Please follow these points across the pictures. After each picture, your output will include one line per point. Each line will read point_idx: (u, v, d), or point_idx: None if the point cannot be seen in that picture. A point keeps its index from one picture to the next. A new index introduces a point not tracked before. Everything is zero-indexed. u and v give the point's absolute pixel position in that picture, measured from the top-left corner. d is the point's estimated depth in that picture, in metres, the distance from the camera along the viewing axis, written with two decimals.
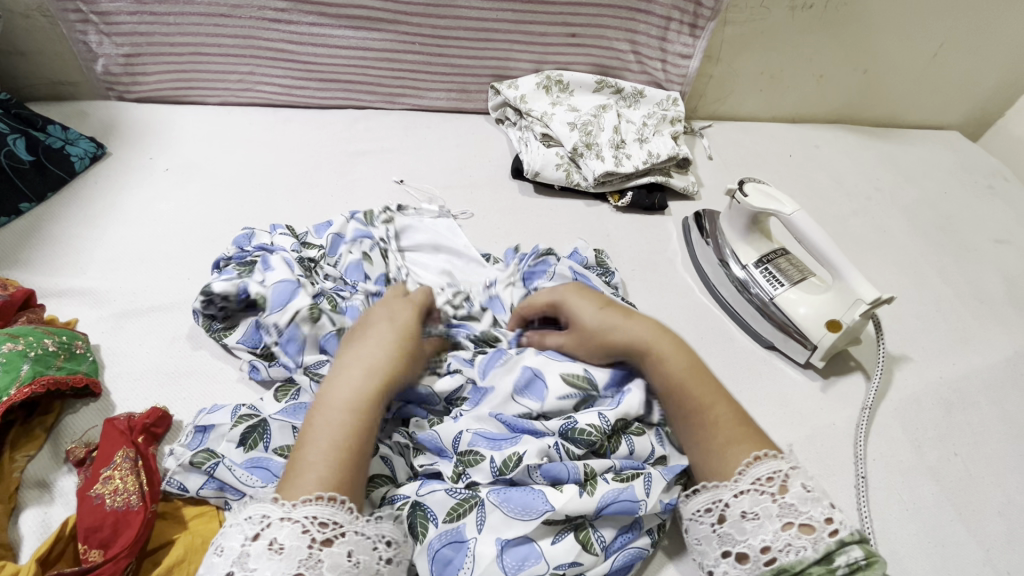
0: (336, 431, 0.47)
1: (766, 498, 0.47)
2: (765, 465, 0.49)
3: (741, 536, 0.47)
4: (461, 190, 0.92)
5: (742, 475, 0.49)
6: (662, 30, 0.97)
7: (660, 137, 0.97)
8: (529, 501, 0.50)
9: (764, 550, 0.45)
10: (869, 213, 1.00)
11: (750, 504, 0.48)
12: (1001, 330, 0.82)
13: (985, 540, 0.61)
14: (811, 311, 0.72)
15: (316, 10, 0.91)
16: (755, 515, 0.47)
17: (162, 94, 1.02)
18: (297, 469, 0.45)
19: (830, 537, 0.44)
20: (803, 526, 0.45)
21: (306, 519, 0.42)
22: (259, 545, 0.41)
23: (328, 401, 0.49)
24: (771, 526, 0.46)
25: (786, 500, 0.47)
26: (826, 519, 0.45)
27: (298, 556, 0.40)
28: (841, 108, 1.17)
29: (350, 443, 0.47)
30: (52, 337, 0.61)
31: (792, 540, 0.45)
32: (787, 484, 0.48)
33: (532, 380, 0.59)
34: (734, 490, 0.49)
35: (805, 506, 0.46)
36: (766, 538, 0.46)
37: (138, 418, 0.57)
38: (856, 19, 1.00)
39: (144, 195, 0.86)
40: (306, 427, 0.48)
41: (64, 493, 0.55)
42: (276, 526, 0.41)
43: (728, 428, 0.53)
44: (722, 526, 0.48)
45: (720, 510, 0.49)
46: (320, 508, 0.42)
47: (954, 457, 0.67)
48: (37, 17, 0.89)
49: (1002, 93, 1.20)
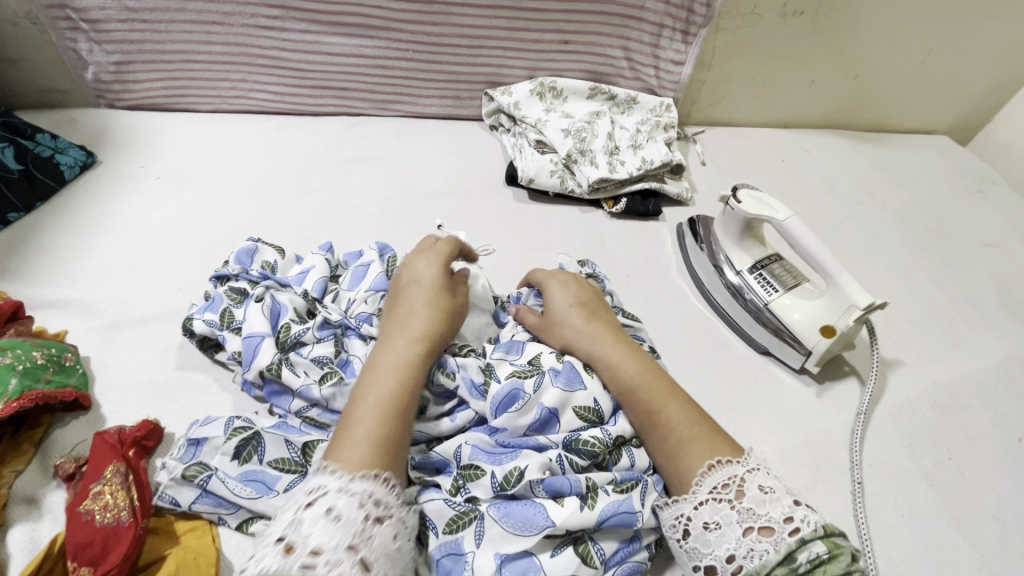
0: (385, 405, 0.51)
1: (724, 506, 0.48)
2: (721, 471, 0.50)
3: (706, 548, 0.48)
4: (455, 198, 0.92)
5: (700, 486, 0.50)
6: (655, 36, 0.98)
7: (654, 143, 0.98)
8: (530, 516, 0.50)
9: (730, 558, 0.46)
10: (861, 218, 1.00)
11: (710, 514, 0.49)
12: (993, 334, 0.83)
13: (981, 545, 0.61)
14: (806, 317, 0.72)
15: (308, 17, 0.91)
16: (716, 525, 0.48)
17: (153, 101, 1.01)
18: (346, 440, 0.48)
19: (791, 536, 0.45)
20: (764, 528, 0.46)
21: (361, 493, 0.44)
22: (316, 512, 0.42)
23: (378, 377, 0.54)
24: (732, 535, 0.47)
25: (744, 505, 0.48)
26: (787, 518, 0.46)
27: (353, 526, 0.42)
28: (831, 113, 1.18)
29: (395, 417, 0.51)
30: (41, 350, 0.60)
31: (754, 545, 0.46)
32: (744, 489, 0.49)
33: (547, 419, 0.57)
34: (694, 502, 0.50)
35: (763, 508, 0.47)
36: (730, 547, 0.47)
37: (129, 431, 0.57)
38: (845, 25, 1.01)
39: (135, 204, 0.85)
40: (353, 405, 0.52)
41: (53, 509, 0.54)
42: (334, 495, 0.43)
43: (684, 427, 0.54)
44: (689, 540, 0.49)
45: (686, 523, 0.50)
46: (370, 485, 0.45)
47: (948, 461, 0.68)
48: (26, 25, 0.88)
49: (989, 98, 1.21)
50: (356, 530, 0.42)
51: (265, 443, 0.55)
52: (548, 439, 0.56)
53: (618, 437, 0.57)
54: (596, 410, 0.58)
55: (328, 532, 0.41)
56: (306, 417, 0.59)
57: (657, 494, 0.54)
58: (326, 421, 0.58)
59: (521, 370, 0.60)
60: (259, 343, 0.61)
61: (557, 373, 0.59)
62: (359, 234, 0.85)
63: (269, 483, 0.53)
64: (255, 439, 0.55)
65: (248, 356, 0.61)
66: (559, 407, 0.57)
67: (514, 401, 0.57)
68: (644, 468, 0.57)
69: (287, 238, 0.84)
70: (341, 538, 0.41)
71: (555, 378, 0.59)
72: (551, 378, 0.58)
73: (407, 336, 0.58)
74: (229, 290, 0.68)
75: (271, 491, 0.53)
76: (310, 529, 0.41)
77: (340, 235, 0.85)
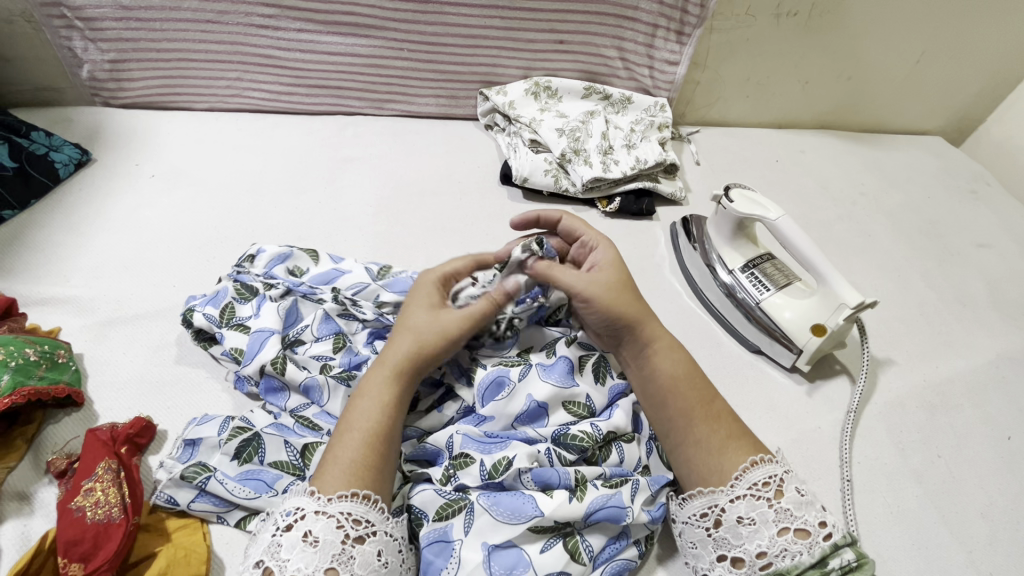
0: (366, 426, 0.50)
1: (762, 503, 0.48)
2: (762, 469, 0.49)
3: (737, 541, 0.48)
4: (450, 197, 0.93)
5: (740, 480, 0.49)
6: (649, 36, 0.98)
7: (648, 143, 0.98)
8: (518, 506, 0.50)
9: (759, 555, 0.47)
10: (854, 218, 1.01)
11: (746, 509, 0.48)
12: (984, 333, 0.84)
13: (969, 543, 0.61)
14: (796, 315, 0.73)
15: (303, 17, 0.91)
16: (750, 520, 0.48)
17: (148, 100, 1.01)
18: (330, 466, 0.47)
19: (825, 542, 0.46)
20: (799, 531, 0.46)
21: (340, 515, 0.44)
22: (293, 537, 0.43)
23: (365, 394, 0.52)
24: (767, 532, 0.47)
25: (782, 505, 0.47)
26: (820, 524, 0.47)
27: (330, 550, 0.42)
28: (825, 114, 1.18)
29: (379, 437, 0.50)
30: (34, 347, 0.60)
31: (788, 546, 0.46)
32: (783, 488, 0.48)
33: (534, 410, 0.57)
34: (729, 496, 0.49)
35: (799, 510, 0.47)
36: (762, 544, 0.46)
37: (121, 428, 0.57)
38: (839, 27, 1.01)
39: (129, 202, 0.86)
40: (341, 425, 0.51)
41: (45, 504, 0.54)
42: (311, 518, 0.44)
43: (730, 423, 0.54)
44: (717, 531, 0.49)
45: (716, 514, 0.49)
46: (352, 506, 0.44)
47: (937, 459, 0.68)
48: (20, 23, 0.88)
49: (983, 99, 1.22)
50: (334, 553, 0.42)
51: (265, 444, 0.55)
52: (536, 433, 0.56)
53: (608, 433, 0.57)
54: (586, 405, 0.58)
55: (305, 558, 0.42)
56: (299, 417, 0.59)
57: (646, 492, 0.54)
58: (318, 423, 0.58)
59: (509, 360, 0.61)
60: (267, 339, 0.62)
61: (549, 369, 0.59)
62: (354, 234, 0.85)
63: (269, 482, 0.53)
64: (255, 440, 0.55)
65: (253, 349, 0.61)
66: (549, 402, 0.57)
67: (499, 389, 0.59)
68: (631, 466, 0.57)
69: (281, 237, 0.84)
70: (318, 563, 0.41)
71: (544, 373, 0.59)
72: (540, 373, 0.59)
73: (391, 361, 0.54)
74: (240, 286, 0.68)
75: (269, 490, 0.53)
76: (287, 553, 0.42)
77: (334, 234, 0.85)
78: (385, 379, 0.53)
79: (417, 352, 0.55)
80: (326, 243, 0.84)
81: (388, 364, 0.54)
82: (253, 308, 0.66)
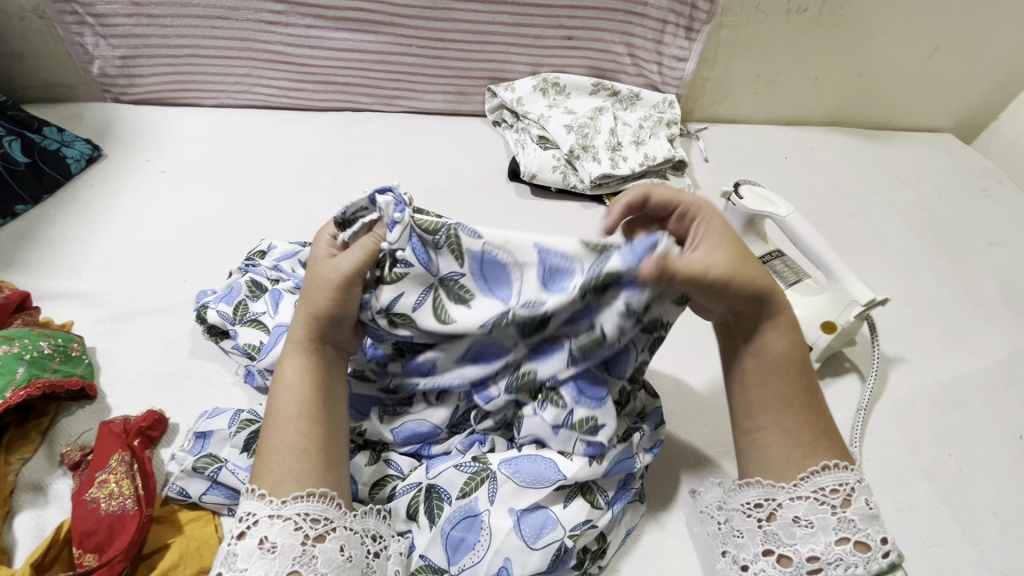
0: (296, 415, 0.45)
1: (824, 509, 0.44)
2: (834, 475, 0.45)
3: (789, 540, 0.45)
4: (458, 193, 0.93)
5: (805, 481, 0.45)
6: (659, 32, 0.97)
7: (657, 139, 0.98)
8: (542, 471, 0.49)
9: (810, 559, 0.43)
10: (865, 216, 1.00)
11: (805, 511, 0.45)
12: (996, 331, 0.83)
13: (980, 541, 0.61)
14: (805, 313, 0.72)
15: (313, 12, 0.92)
16: (809, 522, 0.44)
17: (158, 96, 1.01)
18: (270, 466, 0.43)
19: (884, 558, 0.42)
20: (860, 543, 0.43)
21: (298, 517, 0.41)
22: (248, 544, 0.40)
23: (281, 381, 0.47)
24: (824, 538, 0.43)
25: (846, 514, 0.44)
26: (882, 539, 0.43)
27: (291, 553, 0.40)
28: (834, 110, 1.18)
29: (316, 422, 0.45)
30: (48, 340, 0.61)
31: (845, 556, 0.42)
32: (851, 498, 0.45)
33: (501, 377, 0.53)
34: (790, 493, 0.46)
35: (864, 523, 0.43)
36: (816, 548, 0.43)
37: (134, 422, 0.57)
38: (849, 22, 1.01)
39: (139, 197, 0.86)
40: (268, 418, 0.46)
41: (59, 496, 0.54)
42: (266, 523, 0.41)
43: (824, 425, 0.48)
44: (768, 524, 0.46)
45: (771, 507, 0.46)
46: (312, 505, 0.42)
47: (948, 457, 0.68)
48: (33, 19, 0.89)
49: (996, 94, 1.20)
50: (296, 556, 0.40)
51: None
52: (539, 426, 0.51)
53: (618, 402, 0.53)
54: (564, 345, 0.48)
55: (264, 565, 0.39)
56: None
57: (644, 435, 0.56)
58: None
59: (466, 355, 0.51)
60: (282, 333, 0.60)
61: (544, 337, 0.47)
62: None
63: None
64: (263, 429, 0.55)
65: (269, 344, 0.60)
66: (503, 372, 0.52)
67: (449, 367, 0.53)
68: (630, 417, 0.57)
69: (291, 233, 0.84)
70: (278, 569, 0.39)
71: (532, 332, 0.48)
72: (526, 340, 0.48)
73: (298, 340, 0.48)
74: (249, 281, 0.69)
75: None
76: (244, 562, 0.39)
77: None
78: (302, 358, 0.47)
79: (319, 326, 0.47)
80: None
81: (292, 348, 0.48)
82: (268, 305, 0.65)
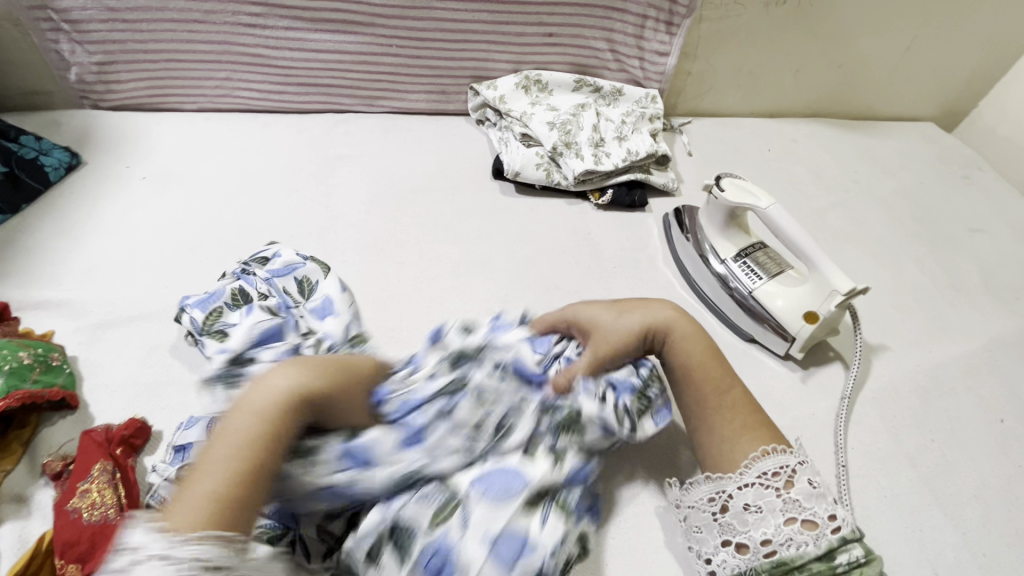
0: (240, 447, 0.40)
1: (770, 492, 0.50)
2: (773, 459, 0.51)
3: (743, 527, 0.50)
4: (442, 193, 0.93)
5: (748, 469, 0.51)
6: (639, 27, 0.98)
7: (639, 135, 0.98)
8: (509, 481, 0.48)
9: (764, 542, 0.48)
10: (848, 206, 1.01)
11: (753, 497, 0.50)
12: (976, 317, 0.84)
13: (963, 524, 0.62)
14: (788, 303, 0.73)
15: (291, 14, 0.91)
16: (757, 508, 0.49)
17: (138, 101, 1.01)
18: (190, 495, 0.37)
19: (833, 534, 0.48)
20: (807, 521, 0.48)
21: (188, 563, 0.34)
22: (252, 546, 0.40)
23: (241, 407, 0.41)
24: (773, 520, 0.49)
25: (791, 495, 0.49)
26: (829, 517, 0.48)
27: None
28: (816, 102, 1.18)
29: (240, 464, 0.39)
30: (28, 350, 0.60)
31: (794, 535, 0.48)
32: (793, 479, 0.50)
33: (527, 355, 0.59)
34: (737, 482, 0.51)
35: (809, 502, 0.48)
36: (767, 531, 0.48)
37: (116, 430, 0.57)
38: (827, 14, 1.01)
39: (120, 204, 0.85)
40: (210, 443, 0.40)
41: (42, 507, 0.54)
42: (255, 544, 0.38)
43: (748, 413, 0.56)
44: (723, 516, 0.51)
45: (723, 499, 0.52)
46: (211, 550, 0.35)
47: (931, 443, 0.69)
48: (7, 26, 0.88)
49: (976, 83, 1.21)
50: None
51: None
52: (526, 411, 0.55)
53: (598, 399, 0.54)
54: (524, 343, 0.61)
55: None
56: None
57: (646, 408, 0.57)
58: None
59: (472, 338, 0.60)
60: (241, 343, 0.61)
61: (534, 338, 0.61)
62: (347, 232, 0.85)
63: None
64: None
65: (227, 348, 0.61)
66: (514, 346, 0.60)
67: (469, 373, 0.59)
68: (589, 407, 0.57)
69: (275, 237, 0.84)
70: None
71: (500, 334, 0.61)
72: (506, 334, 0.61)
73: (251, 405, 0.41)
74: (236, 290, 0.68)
75: None
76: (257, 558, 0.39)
77: (326, 233, 0.85)
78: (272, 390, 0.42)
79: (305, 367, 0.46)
80: (319, 242, 0.84)
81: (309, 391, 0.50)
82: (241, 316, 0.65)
